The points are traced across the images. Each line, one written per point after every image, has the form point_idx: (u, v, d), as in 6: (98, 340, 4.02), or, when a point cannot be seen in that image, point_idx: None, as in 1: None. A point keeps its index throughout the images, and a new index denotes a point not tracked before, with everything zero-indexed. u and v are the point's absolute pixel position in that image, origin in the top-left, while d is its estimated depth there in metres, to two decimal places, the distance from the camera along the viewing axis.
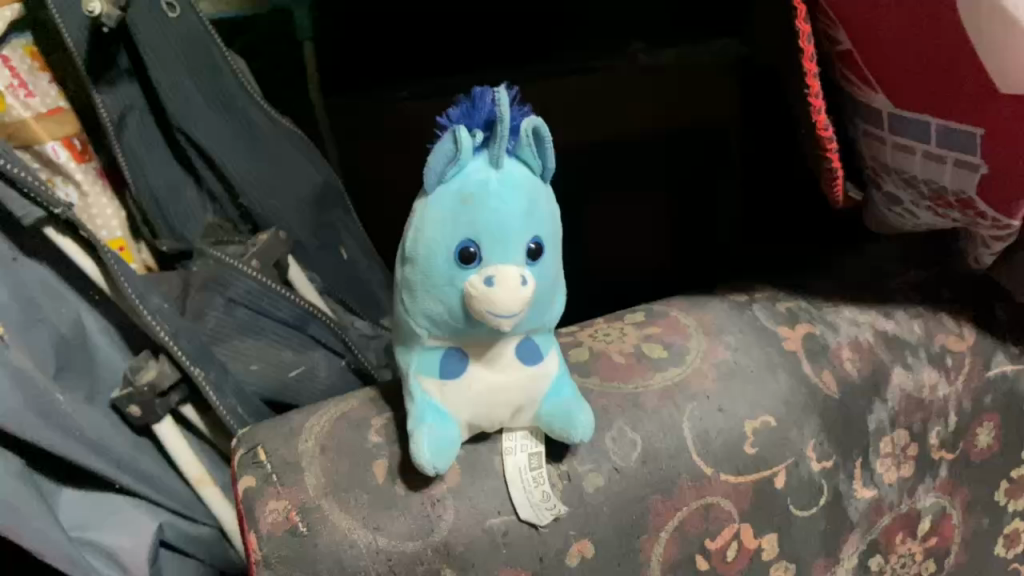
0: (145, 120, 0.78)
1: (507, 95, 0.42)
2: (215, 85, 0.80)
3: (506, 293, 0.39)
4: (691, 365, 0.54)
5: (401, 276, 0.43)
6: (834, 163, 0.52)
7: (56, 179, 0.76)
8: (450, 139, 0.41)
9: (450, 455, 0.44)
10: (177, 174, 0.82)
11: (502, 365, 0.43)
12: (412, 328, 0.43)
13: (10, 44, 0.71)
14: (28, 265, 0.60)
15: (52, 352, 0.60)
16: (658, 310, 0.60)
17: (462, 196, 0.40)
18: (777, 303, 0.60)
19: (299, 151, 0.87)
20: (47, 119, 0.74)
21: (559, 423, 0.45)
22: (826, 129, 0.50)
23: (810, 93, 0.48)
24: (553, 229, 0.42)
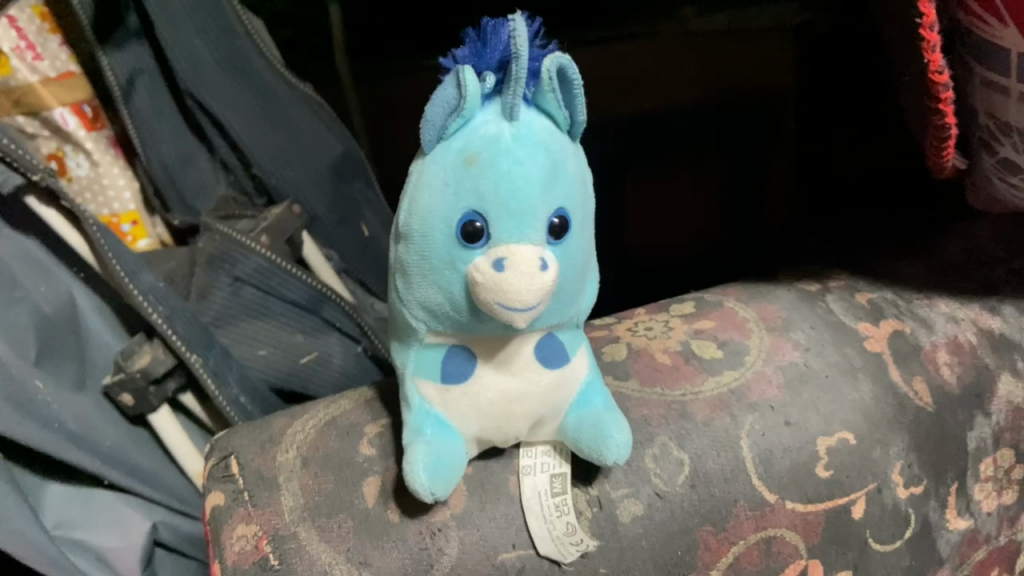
0: (154, 82, 0.72)
1: (524, 24, 0.34)
2: (229, 46, 0.74)
3: (519, 279, 0.32)
4: (751, 367, 0.46)
5: (396, 257, 0.36)
6: (947, 120, 0.44)
7: (65, 148, 0.70)
8: (453, 84, 0.34)
9: (451, 478, 0.37)
10: (188, 143, 0.76)
11: (518, 369, 0.37)
12: (408, 322, 0.37)
13: (18, 4, 0.66)
14: (10, 239, 0.55)
15: (34, 335, 0.55)
16: (711, 300, 0.53)
17: (466, 157, 0.33)
18: (856, 294, 0.52)
19: (318, 118, 0.81)
20: (55, 83, 0.68)
21: (587, 440, 0.38)
22: (942, 72, 0.42)
23: (923, 23, 0.40)
24: (581, 200, 0.35)
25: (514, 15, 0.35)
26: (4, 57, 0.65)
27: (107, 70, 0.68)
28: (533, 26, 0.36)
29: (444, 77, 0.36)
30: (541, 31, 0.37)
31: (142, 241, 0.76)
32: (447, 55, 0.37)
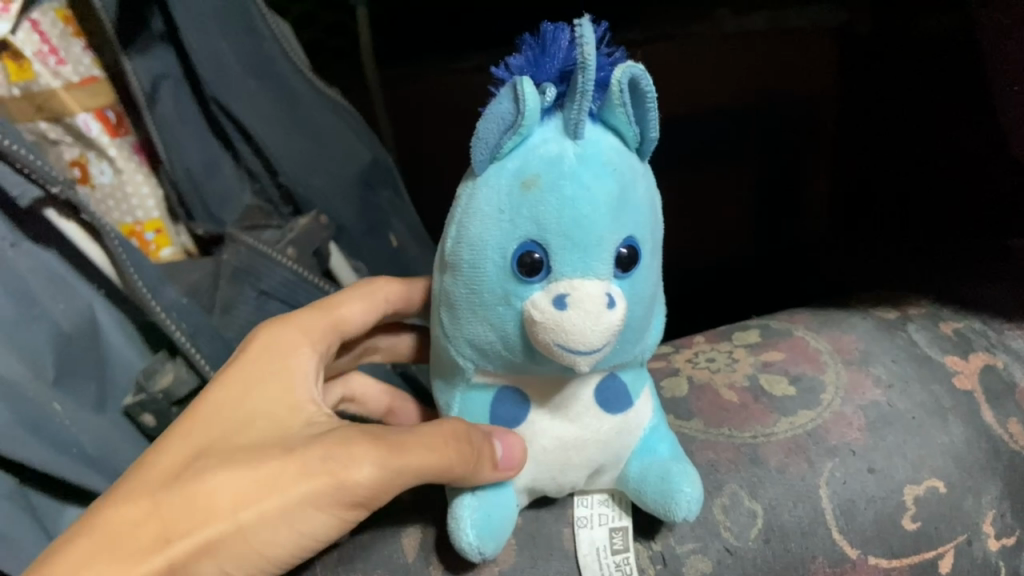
0: (180, 86, 0.72)
1: (593, 29, 0.32)
2: (255, 50, 0.74)
3: (584, 317, 0.31)
4: (829, 406, 0.46)
5: (444, 290, 0.35)
6: None
7: (89, 155, 0.69)
8: (510, 98, 0.33)
9: (500, 536, 0.38)
10: (213, 149, 0.74)
11: (577, 412, 0.37)
12: (455, 357, 0.36)
13: (41, 7, 0.65)
14: (28, 253, 0.53)
15: (51, 353, 0.52)
16: (779, 329, 0.53)
17: (525, 181, 0.32)
18: (942, 323, 0.52)
19: (345, 124, 0.80)
20: (79, 89, 0.67)
21: (652, 491, 0.38)
22: None
23: None
24: (648, 231, 0.34)
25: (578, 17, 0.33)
26: (27, 61, 0.65)
27: (131, 75, 0.68)
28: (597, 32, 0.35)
29: (498, 88, 0.34)
30: (606, 38, 0.36)
31: (165, 250, 0.73)
32: (499, 63, 0.35)
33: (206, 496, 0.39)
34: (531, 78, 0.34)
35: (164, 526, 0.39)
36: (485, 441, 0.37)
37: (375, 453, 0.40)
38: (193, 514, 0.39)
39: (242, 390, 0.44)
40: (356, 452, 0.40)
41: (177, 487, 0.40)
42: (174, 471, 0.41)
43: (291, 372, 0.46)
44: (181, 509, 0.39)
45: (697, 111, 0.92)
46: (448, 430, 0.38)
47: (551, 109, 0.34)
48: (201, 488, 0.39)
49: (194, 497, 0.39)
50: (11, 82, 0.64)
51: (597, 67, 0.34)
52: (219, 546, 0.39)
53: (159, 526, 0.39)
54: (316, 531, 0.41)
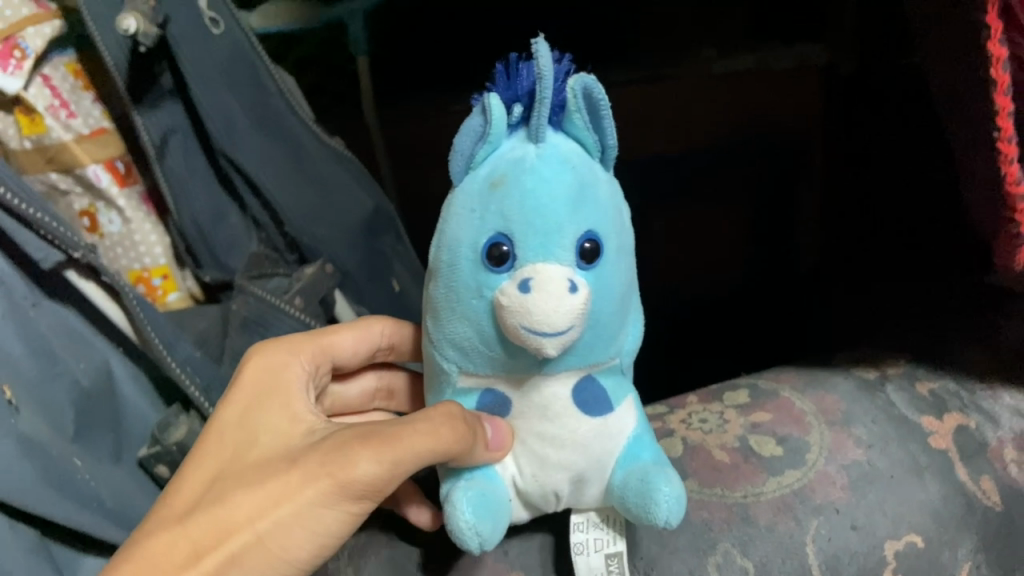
0: (188, 139, 0.77)
1: (548, 49, 0.38)
2: (260, 104, 0.77)
3: (542, 298, 0.35)
4: (813, 466, 0.49)
5: (429, 298, 0.41)
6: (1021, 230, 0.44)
7: (99, 204, 0.79)
8: (480, 114, 0.39)
9: (495, 521, 0.41)
10: (222, 199, 0.81)
11: (556, 412, 0.40)
12: (437, 357, 0.41)
13: (53, 63, 0.74)
14: (48, 312, 0.55)
15: (72, 409, 0.54)
16: (765, 388, 0.56)
17: (493, 183, 0.38)
18: (919, 382, 0.54)
19: (346, 172, 0.84)
20: (88, 140, 0.77)
21: (634, 493, 0.40)
22: (1019, 184, 0.43)
23: (1002, 136, 0.41)
24: (613, 230, 0.39)
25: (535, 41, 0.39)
26: (41, 117, 0.74)
27: (143, 130, 0.73)
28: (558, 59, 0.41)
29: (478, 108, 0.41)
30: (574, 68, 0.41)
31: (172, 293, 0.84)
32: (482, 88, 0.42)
33: (225, 515, 0.44)
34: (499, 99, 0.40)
35: (192, 548, 0.43)
36: (477, 421, 0.41)
37: (373, 451, 0.44)
38: (216, 534, 0.44)
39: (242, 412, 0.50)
40: (355, 456, 0.44)
41: (204, 509, 0.44)
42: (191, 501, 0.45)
43: (288, 380, 0.53)
44: (204, 530, 0.44)
45: (677, 145, 1.00)
46: (444, 411, 0.42)
47: (517, 126, 0.40)
48: (225, 506, 0.44)
49: (215, 519, 0.44)
50: (24, 133, 0.73)
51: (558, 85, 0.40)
52: (244, 558, 0.44)
53: (191, 546, 0.43)
54: (331, 530, 0.45)
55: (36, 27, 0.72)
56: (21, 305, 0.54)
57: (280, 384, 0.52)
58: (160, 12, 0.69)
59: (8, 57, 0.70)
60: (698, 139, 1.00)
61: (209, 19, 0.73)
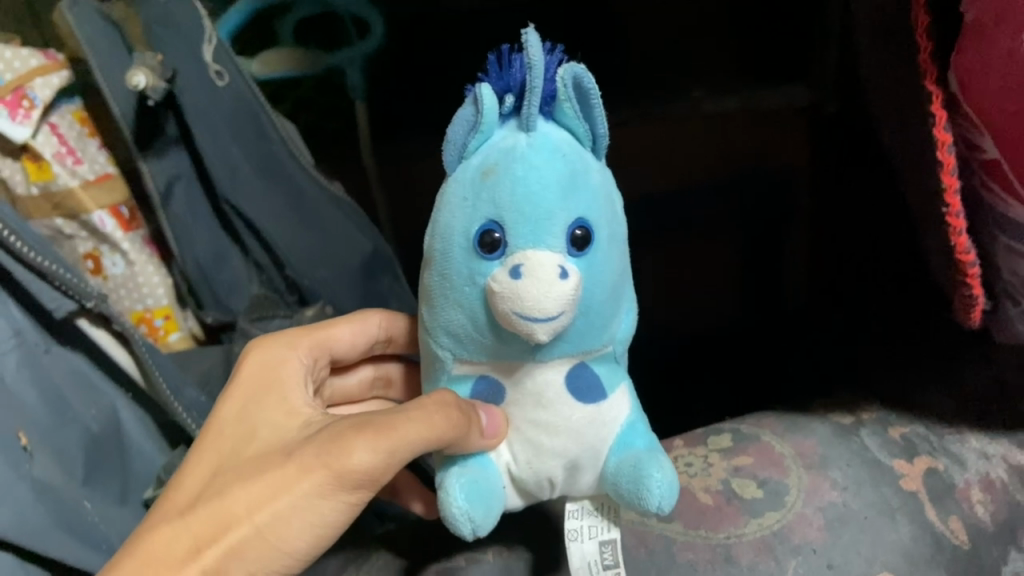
0: (192, 186, 0.81)
1: (538, 39, 0.43)
2: (263, 153, 0.80)
3: (531, 283, 0.40)
4: (792, 508, 0.57)
5: (426, 284, 0.45)
6: (974, 292, 0.51)
7: (105, 247, 0.87)
8: (473, 105, 0.44)
9: (485, 505, 0.46)
10: (223, 243, 0.84)
11: (549, 399, 0.45)
12: (434, 339, 0.46)
13: (61, 111, 0.83)
14: (58, 356, 0.59)
15: (81, 452, 0.58)
16: (748, 433, 0.64)
17: (486, 172, 0.42)
18: (890, 429, 0.63)
19: (349, 219, 0.85)
20: (93, 186, 0.85)
21: (627, 478, 0.45)
22: (968, 253, 0.49)
23: (950, 212, 0.47)
24: (600, 215, 0.43)
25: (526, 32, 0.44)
26: (49, 164, 0.82)
27: (148, 175, 0.78)
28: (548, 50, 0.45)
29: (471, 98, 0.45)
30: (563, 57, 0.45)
31: (174, 333, 0.92)
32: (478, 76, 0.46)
33: (225, 508, 0.50)
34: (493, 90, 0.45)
35: (196, 538, 0.50)
36: (472, 408, 0.46)
37: (366, 443, 0.50)
38: (217, 525, 0.50)
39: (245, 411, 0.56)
40: (348, 446, 0.50)
41: (204, 504, 0.51)
42: (196, 495, 0.52)
43: (285, 378, 0.60)
44: (207, 522, 0.50)
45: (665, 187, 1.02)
46: (438, 397, 0.48)
47: (510, 115, 0.45)
48: (223, 501, 0.51)
49: (217, 511, 0.50)
50: (32, 180, 0.81)
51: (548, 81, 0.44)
52: (244, 547, 0.50)
53: (193, 539, 0.50)
54: (328, 519, 0.52)
55: (45, 79, 0.80)
56: (34, 352, 0.58)
57: (277, 384, 0.59)
58: (168, 66, 0.74)
59: (18, 108, 0.79)
60: (686, 179, 1.03)
61: (213, 73, 0.76)
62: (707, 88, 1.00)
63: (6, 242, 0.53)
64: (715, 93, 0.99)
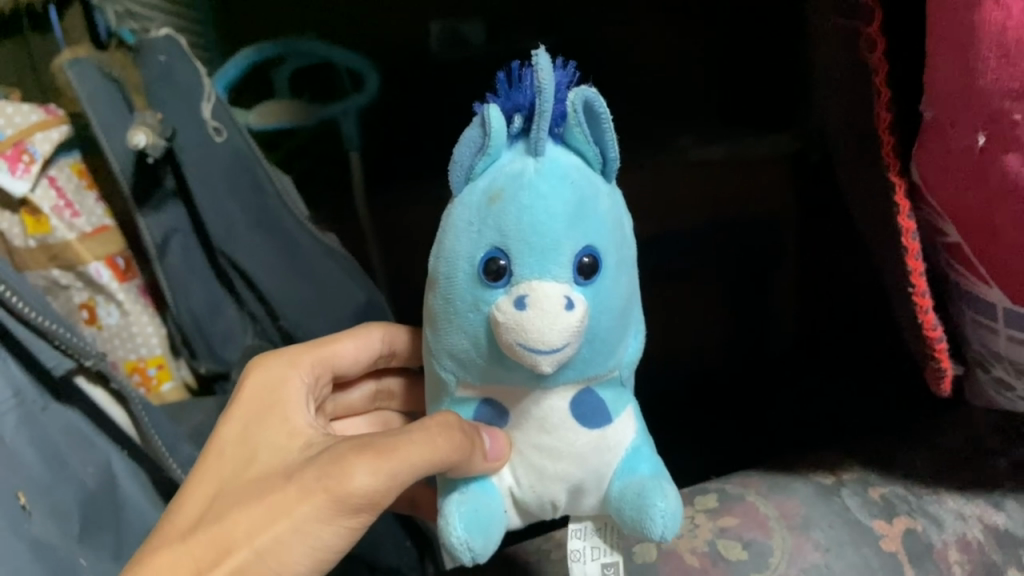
0: (188, 239, 0.82)
1: (548, 60, 0.44)
2: (259, 208, 0.81)
3: (534, 313, 0.41)
4: (775, 569, 0.60)
5: (429, 308, 0.47)
6: (942, 363, 0.57)
7: (100, 297, 0.88)
8: (480, 126, 0.45)
9: (483, 533, 0.48)
10: (218, 295, 0.85)
11: (554, 424, 0.47)
12: (437, 361, 0.48)
13: (59, 164, 0.84)
14: (56, 412, 0.63)
15: (77, 508, 0.61)
16: (733, 493, 0.66)
17: (491, 197, 0.44)
18: (870, 488, 0.66)
19: (343, 272, 0.86)
20: (90, 238, 0.86)
21: (631, 506, 0.47)
22: (934, 329, 0.54)
23: (916, 291, 0.53)
24: (608, 241, 0.44)
25: (535, 52, 0.45)
26: (46, 217, 0.83)
27: (145, 230, 0.80)
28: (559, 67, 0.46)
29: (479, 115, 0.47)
30: (573, 72, 0.47)
31: (167, 382, 0.92)
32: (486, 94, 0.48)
33: (225, 533, 0.51)
34: (502, 111, 0.46)
35: (198, 561, 0.51)
36: (475, 432, 0.48)
37: (367, 464, 0.52)
38: (217, 551, 0.51)
39: (247, 434, 0.59)
40: (349, 468, 0.52)
41: (204, 529, 0.52)
42: (196, 520, 0.53)
43: (284, 400, 0.62)
44: (208, 546, 0.51)
45: (647, 236, 1.06)
46: (437, 419, 0.51)
47: (518, 135, 0.46)
48: (225, 525, 0.52)
49: (219, 534, 0.52)
50: (30, 233, 0.83)
51: (557, 102, 0.45)
52: (245, 572, 0.51)
53: (194, 566, 0.51)
54: (327, 543, 0.53)
55: (44, 133, 0.82)
56: (33, 409, 0.61)
57: (279, 406, 0.61)
58: (167, 125, 0.77)
59: (18, 162, 0.80)
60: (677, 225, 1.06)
61: (211, 129, 0.77)
62: (695, 137, 1.02)
63: (5, 300, 0.57)
64: (701, 141, 1.02)
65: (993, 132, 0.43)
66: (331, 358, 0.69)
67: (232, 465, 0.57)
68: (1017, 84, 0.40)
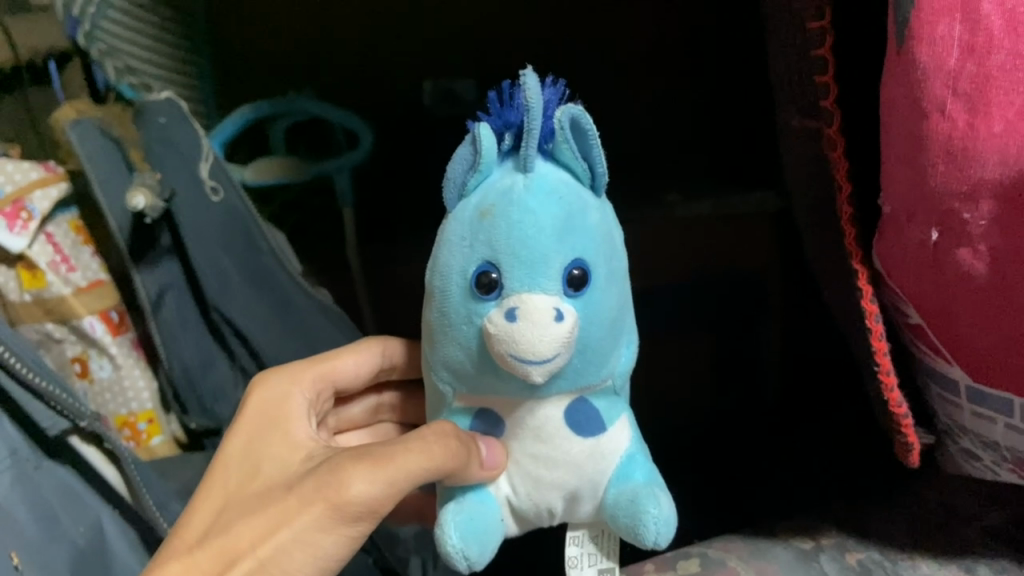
0: (183, 296, 0.83)
1: (536, 80, 0.47)
2: (252, 267, 0.83)
3: (524, 322, 0.44)
4: None
5: (427, 321, 0.50)
6: (909, 437, 0.60)
7: (93, 350, 0.88)
8: (471, 145, 0.48)
9: (479, 537, 0.51)
10: (211, 351, 0.87)
11: (549, 433, 0.50)
12: (434, 370, 0.51)
13: (57, 220, 0.86)
14: (49, 470, 0.64)
15: (68, 566, 0.61)
16: (715, 557, 0.67)
17: (482, 212, 0.46)
18: (847, 553, 0.67)
19: (332, 324, 0.89)
20: (85, 292, 0.87)
21: (625, 511, 0.50)
22: (900, 405, 0.58)
23: (882, 369, 0.57)
24: (597, 254, 0.47)
25: (524, 72, 0.48)
26: (42, 272, 0.84)
27: (139, 285, 0.80)
28: (549, 86, 0.49)
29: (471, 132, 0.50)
30: (562, 90, 0.50)
31: (157, 436, 0.93)
32: (480, 112, 0.51)
33: (228, 545, 0.53)
34: (492, 129, 0.49)
35: (204, 573, 0.52)
36: (472, 440, 0.51)
37: (363, 474, 0.55)
38: (220, 564, 0.52)
39: (252, 446, 0.61)
40: (345, 478, 0.54)
41: (207, 543, 0.54)
42: (201, 534, 0.55)
43: (287, 411, 0.64)
44: (212, 558, 0.53)
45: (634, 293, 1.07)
46: (432, 427, 0.53)
47: (509, 152, 0.49)
48: (228, 538, 0.54)
49: (223, 546, 0.53)
50: (25, 288, 0.84)
51: (545, 120, 0.48)
52: None
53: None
54: (328, 551, 0.55)
55: (43, 191, 0.83)
56: (26, 467, 0.62)
57: (279, 417, 0.64)
58: (166, 186, 0.78)
59: (16, 219, 0.82)
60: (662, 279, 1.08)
61: (209, 188, 0.79)
62: (681, 193, 1.05)
63: (7, 363, 0.59)
64: (687, 199, 1.04)
65: (947, 226, 0.46)
66: (328, 371, 0.70)
67: (235, 480, 0.59)
68: (965, 186, 0.44)
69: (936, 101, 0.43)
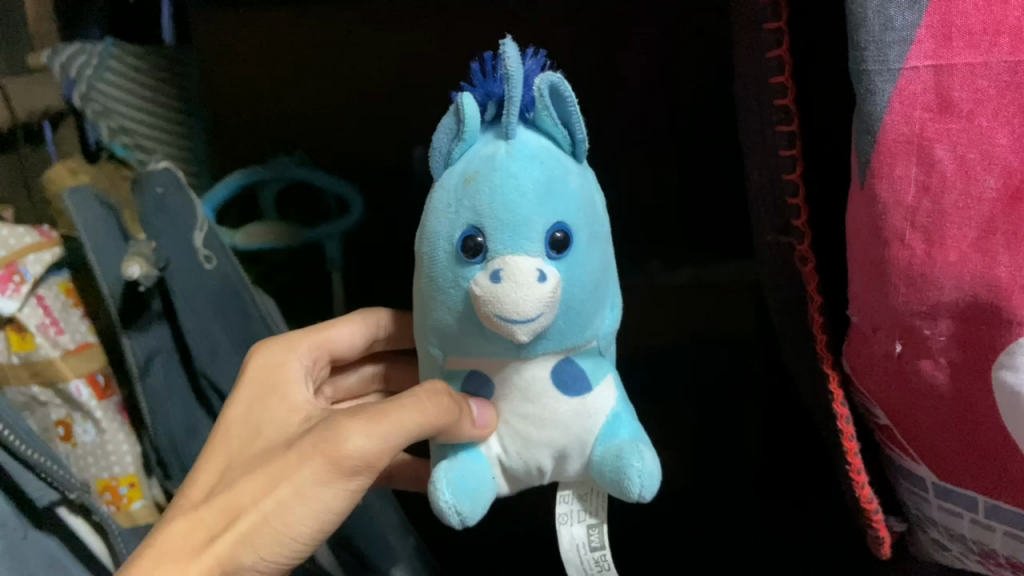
0: (170, 360, 0.84)
1: (515, 50, 0.49)
2: (242, 333, 0.85)
3: (507, 282, 0.46)
4: None
5: (418, 288, 0.52)
6: (880, 530, 0.63)
7: (78, 414, 0.88)
8: (454, 115, 0.50)
9: (471, 494, 0.52)
10: (195, 414, 0.87)
11: (537, 393, 0.51)
12: (424, 334, 0.53)
13: (48, 283, 0.87)
14: (34, 540, 0.65)
15: None
16: None
17: (467, 179, 0.48)
18: None
19: None
20: (73, 355, 0.87)
21: (610, 467, 0.51)
22: (870, 502, 0.61)
23: (852, 467, 0.60)
24: (579, 213, 0.49)
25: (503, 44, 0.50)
26: (31, 335, 0.85)
27: (128, 349, 0.80)
28: (530, 58, 0.52)
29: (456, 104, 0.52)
30: (542, 62, 0.52)
31: (138, 500, 0.91)
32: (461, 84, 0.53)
33: (233, 501, 0.58)
34: (476, 100, 0.52)
35: (210, 528, 0.57)
36: (464, 400, 0.53)
37: (360, 429, 0.57)
38: (224, 516, 0.57)
39: (253, 413, 0.64)
40: (342, 432, 0.57)
41: (211, 502, 0.58)
42: (208, 491, 0.59)
43: (286, 375, 0.68)
44: (217, 514, 0.57)
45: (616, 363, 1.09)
46: (423, 389, 0.55)
47: (491, 124, 0.52)
48: (232, 492, 0.58)
49: (227, 503, 0.58)
50: (14, 350, 0.85)
51: (525, 90, 0.50)
52: (253, 534, 0.57)
53: (204, 532, 0.57)
54: (327, 505, 0.59)
55: (37, 255, 0.85)
56: (13, 537, 0.63)
57: (277, 380, 0.67)
58: (160, 256, 0.79)
59: (8, 282, 0.82)
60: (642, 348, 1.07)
61: (202, 256, 0.80)
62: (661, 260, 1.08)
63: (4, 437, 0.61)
64: (667, 266, 1.08)
65: (907, 340, 0.49)
66: (323, 339, 0.73)
67: (236, 439, 0.62)
68: (924, 306, 0.47)
69: (895, 231, 0.46)
